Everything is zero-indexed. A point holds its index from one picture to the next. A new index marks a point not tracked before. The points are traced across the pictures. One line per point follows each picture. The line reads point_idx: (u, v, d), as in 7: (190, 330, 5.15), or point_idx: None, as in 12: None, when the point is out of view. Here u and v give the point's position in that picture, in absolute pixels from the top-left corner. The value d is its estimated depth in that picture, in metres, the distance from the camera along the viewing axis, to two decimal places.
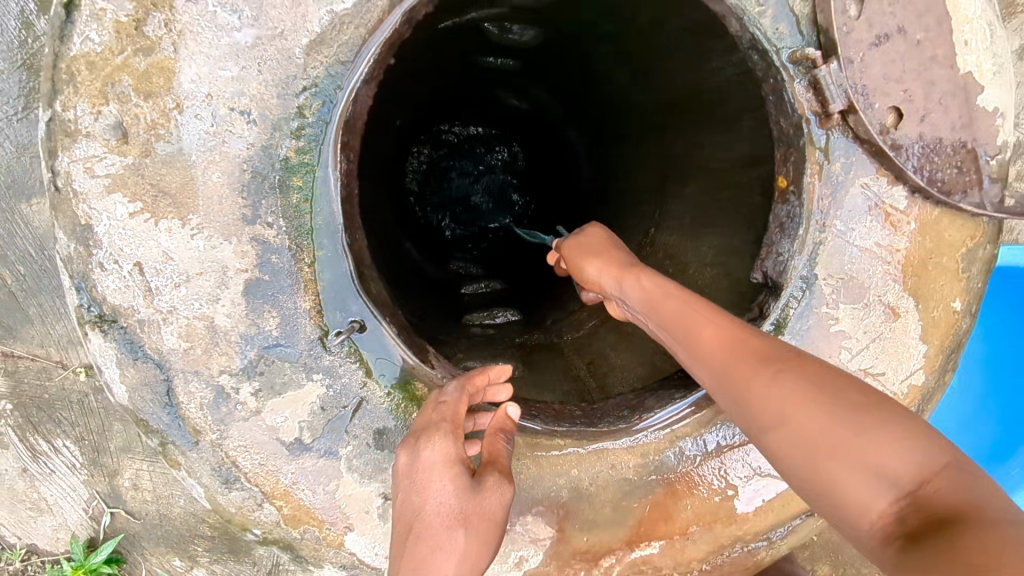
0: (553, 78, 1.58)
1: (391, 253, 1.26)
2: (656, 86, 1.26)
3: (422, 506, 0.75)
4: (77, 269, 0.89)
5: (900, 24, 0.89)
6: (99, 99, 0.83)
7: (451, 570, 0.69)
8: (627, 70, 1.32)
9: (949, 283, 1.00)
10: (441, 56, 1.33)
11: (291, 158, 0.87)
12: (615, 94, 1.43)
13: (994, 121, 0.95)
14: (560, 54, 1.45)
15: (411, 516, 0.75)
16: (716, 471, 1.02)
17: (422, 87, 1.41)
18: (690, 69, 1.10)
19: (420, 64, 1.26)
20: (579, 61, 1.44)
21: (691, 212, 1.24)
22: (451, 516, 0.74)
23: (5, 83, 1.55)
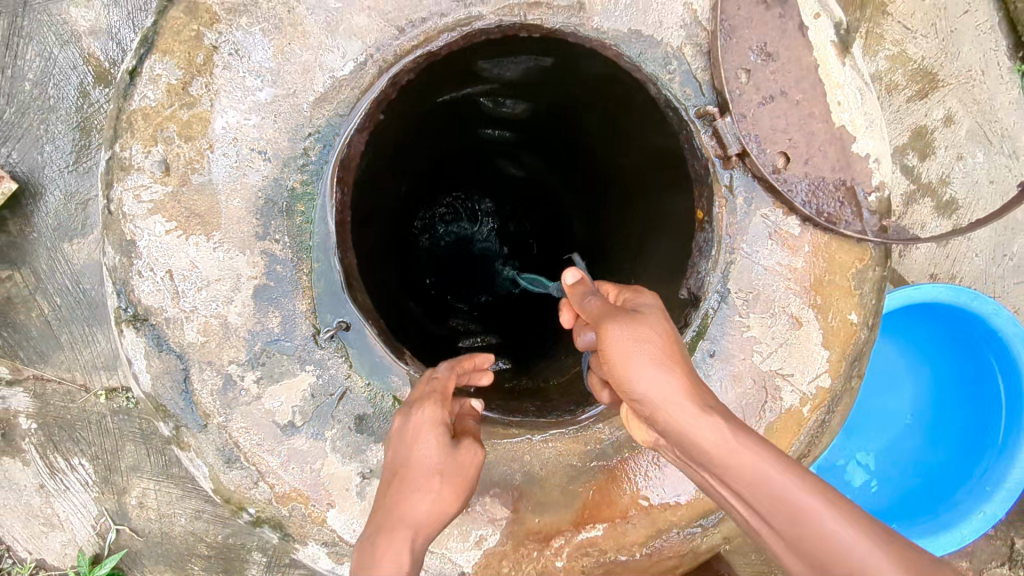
0: (546, 146, 1.73)
1: (392, 305, 1.32)
2: (635, 155, 1.41)
3: (410, 454, 0.90)
4: (119, 276, 1.09)
5: (782, 87, 1.12)
6: (150, 142, 1.06)
7: (424, 508, 0.84)
8: (609, 139, 1.49)
9: (844, 298, 1.18)
10: (441, 120, 1.54)
11: (297, 188, 1.10)
12: (601, 164, 1.59)
13: (870, 165, 1.17)
14: (549, 128, 1.65)
15: (399, 462, 0.91)
16: (651, 461, 1.18)
17: (425, 148, 1.61)
18: (658, 137, 1.24)
19: (417, 128, 1.45)
20: (566, 133, 1.64)
21: (662, 265, 1.32)
22: (434, 466, 0.88)
23: (61, 141, 1.82)
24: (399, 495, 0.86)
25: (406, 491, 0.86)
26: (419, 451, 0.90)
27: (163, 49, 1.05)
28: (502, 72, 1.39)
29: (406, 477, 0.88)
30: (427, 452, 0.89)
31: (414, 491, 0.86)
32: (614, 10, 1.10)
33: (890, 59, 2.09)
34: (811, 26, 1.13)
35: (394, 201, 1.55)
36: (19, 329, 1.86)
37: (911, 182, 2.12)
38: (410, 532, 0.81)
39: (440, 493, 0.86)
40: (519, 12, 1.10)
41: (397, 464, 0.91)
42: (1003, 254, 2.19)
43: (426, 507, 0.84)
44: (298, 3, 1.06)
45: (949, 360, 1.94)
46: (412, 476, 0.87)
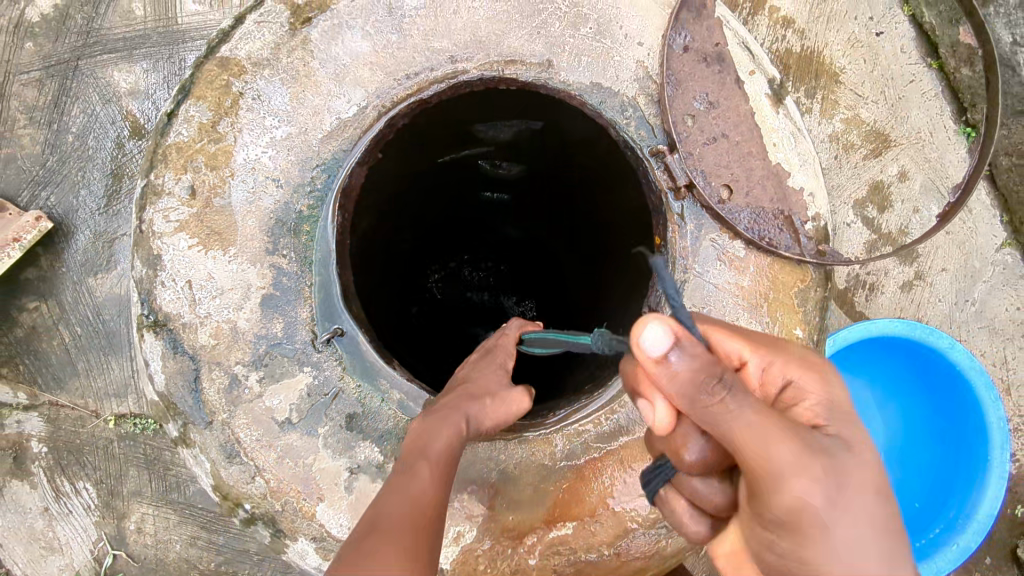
0: (541, 206, 1.89)
1: (389, 343, 1.44)
2: (620, 214, 1.54)
3: (474, 374, 1.14)
4: (144, 287, 1.24)
5: (724, 130, 1.31)
6: (180, 171, 1.24)
7: (475, 407, 1.03)
8: (597, 200, 1.63)
9: (789, 314, 1.32)
10: (443, 178, 1.73)
11: (303, 211, 1.27)
12: (591, 223, 1.72)
13: (804, 197, 1.34)
14: (540, 190, 1.82)
15: (467, 379, 1.13)
16: (617, 462, 1.28)
17: (429, 206, 1.79)
18: (633, 191, 1.40)
19: (414, 181, 1.61)
20: (557, 195, 1.80)
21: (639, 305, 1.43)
22: (492, 381, 1.11)
23: (95, 187, 2.03)
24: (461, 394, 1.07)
25: (466, 389, 1.08)
26: (481, 372, 1.14)
27: (197, 95, 1.25)
28: (495, 133, 1.58)
29: (465, 384, 1.10)
30: (492, 376, 1.13)
31: (474, 393, 1.07)
32: (578, 66, 1.31)
33: (844, 122, 2.31)
34: (746, 80, 1.34)
35: (397, 250, 1.71)
36: (40, 356, 2.00)
37: (872, 231, 2.29)
38: (464, 413, 1.01)
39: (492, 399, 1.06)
40: (498, 67, 1.30)
41: (462, 380, 1.14)
42: (966, 299, 2.31)
43: (479, 407, 1.03)
44: (312, 58, 1.27)
45: (912, 396, 2.05)
46: (474, 384, 1.10)
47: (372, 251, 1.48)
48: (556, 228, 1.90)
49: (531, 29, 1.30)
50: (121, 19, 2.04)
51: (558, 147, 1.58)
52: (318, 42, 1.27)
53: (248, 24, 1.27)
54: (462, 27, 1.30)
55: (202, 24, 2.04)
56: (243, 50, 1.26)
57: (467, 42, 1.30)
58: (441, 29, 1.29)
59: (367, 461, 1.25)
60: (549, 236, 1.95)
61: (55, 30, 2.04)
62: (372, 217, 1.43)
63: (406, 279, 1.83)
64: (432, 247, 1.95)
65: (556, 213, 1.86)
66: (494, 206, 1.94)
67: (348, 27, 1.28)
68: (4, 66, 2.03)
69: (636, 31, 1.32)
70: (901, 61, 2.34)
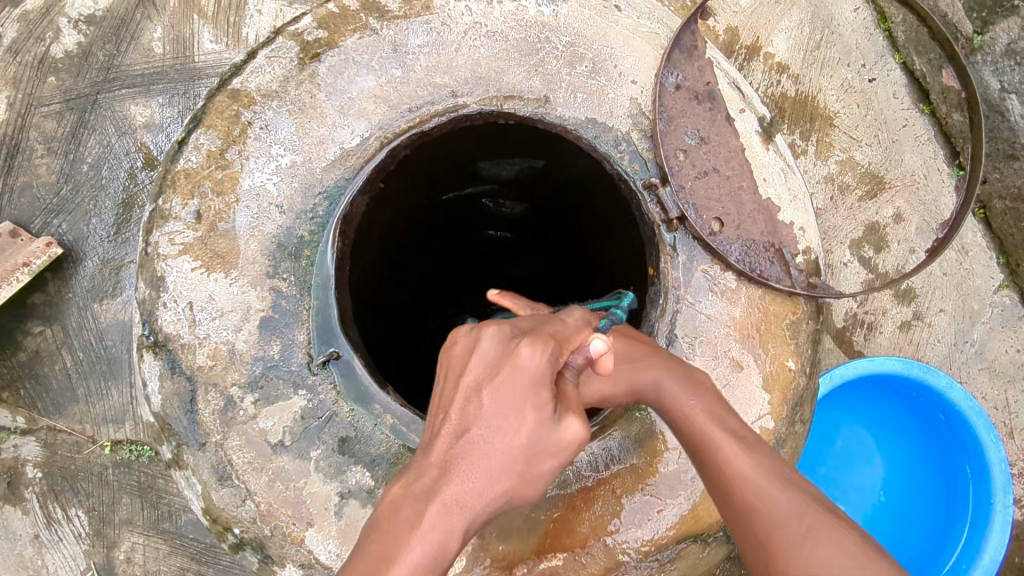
0: (543, 246, 1.92)
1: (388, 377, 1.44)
2: (620, 248, 1.55)
3: (479, 416, 0.71)
4: (146, 308, 1.27)
5: (715, 165, 1.38)
6: (187, 196, 1.28)
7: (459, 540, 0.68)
8: (596, 235, 1.65)
9: (781, 346, 1.33)
10: (445, 214, 1.77)
11: (305, 236, 1.30)
12: (590, 263, 1.74)
13: (795, 231, 1.38)
14: (541, 227, 1.85)
15: (458, 450, 0.70)
16: (609, 492, 1.27)
17: (432, 242, 1.83)
18: (628, 226, 1.43)
19: (415, 215, 1.64)
20: (557, 231, 1.83)
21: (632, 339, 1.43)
22: (513, 453, 0.70)
23: (106, 215, 2.08)
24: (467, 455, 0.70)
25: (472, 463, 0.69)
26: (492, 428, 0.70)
27: (207, 124, 1.31)
28: (497, 171, 1.63)
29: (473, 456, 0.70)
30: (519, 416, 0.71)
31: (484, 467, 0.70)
32: (574, 102, 1.36)
33: (839, 164, 2.36)
34: (736, 117, 1.40)
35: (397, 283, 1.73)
36: (41, 381, 2.01)
37: (869, 271, 2.31)
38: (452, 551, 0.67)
39: (503, 486, 0.70)
40: (496, 102, 1.35)
41: (463, 424, 0.70)
42: (964, 340, 2.30)
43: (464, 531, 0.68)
44: (318, 91, 1.33)
45: (899, 430, 2.06)
46: (486, 448, 0.70)
47: (371, 282, 1.51)
48: (556, 268, 1.93)
49: (529, 67, 1.36)
50: (141, 56, 2.14)
51: (559, 185, 1.62)
52: (325, 76, 1.33)
53: (260, 59, 1.33)
54: (463, 64, 1.36)
55: (217, 62, 2.14)
56: (254, 83, 1.32)
57: (467, 78, 1.36)
58: (443, 66, 1.36)
59: (358, 486, 1.24)
60: (550, 277, 1.97)
61: (77, 66, 2.13)
62: (372, 247, 1.48)
63: (408, 311, 1.85)
64: (435, 283, 1.98)
65: (557, 254, 1.89)
66: (496, 242, 1.98)
67: (354, 63, 1.34)
68: (25, 99, 2.11)
69: (630, 71, 1.38)
70: (893, 107, 2.40)
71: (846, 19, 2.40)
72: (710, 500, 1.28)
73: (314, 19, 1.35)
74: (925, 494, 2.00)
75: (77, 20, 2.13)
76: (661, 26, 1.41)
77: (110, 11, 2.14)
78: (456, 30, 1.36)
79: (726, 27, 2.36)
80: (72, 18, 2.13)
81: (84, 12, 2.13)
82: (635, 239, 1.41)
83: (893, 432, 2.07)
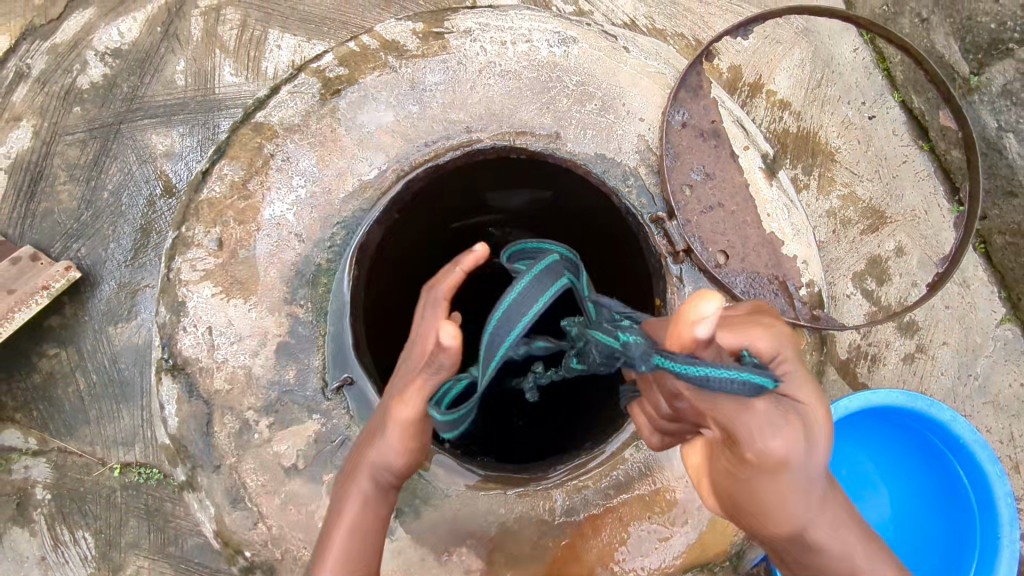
0: None
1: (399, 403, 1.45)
2: (629, 277, 1.58)
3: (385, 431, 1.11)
4: (167, 332, 1.30)
5: (720, 200, 1.43)
6: (211, 224, 1.33)
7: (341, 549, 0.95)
8: (604, 263, 1.69)
9: None
10: (455, 245, 1.81)
11: (322, 265, 1.34)
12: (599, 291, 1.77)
13: (797, 264, 1.41)
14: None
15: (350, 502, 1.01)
16: (616, 520, 1.28)
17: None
18: (637, 257, 1.46)
19: (426, 245, 1.68)
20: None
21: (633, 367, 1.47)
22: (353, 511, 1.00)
23: (124, 240, 2.14)
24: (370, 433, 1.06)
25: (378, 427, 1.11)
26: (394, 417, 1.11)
27: (231, 156, 1.36)
28: (506, 202, 1.68)
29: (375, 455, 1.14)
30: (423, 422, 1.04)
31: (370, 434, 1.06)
32: (584, 138, 1.41)
33: (841, 198, 2.41)
34: (740, 154, 1.45)
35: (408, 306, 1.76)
36: (54, 403, 2.04)
37: (872, 303, 2.34)
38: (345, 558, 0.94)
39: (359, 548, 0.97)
40: (509, 137, 1.41)
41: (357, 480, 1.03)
42: (968, 373, 2.32)
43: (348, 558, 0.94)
44: (339, 125, 1.39)
45: (901, 460, 2.07)
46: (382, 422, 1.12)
47: (383, 309, 1.54)
48: None
49: (541, 104, 1.42)
50: (163, 88, 2.22)
51: (568, 216, 1.66)
52: (345, 111, 1.39)
53: (283, 94, 1.39)
54: (478, 102, 1.42)
55: (237, 94, 2.22)
56: (277, 117, 1.38)
57: (481, 114, 1.41)
58: (458, 102, 1.41)
59: None
60: None
61: (102, 97, 2.21)
62: (385, 275, 1.51)
63: None
64: None
65: None
66: None
67: (373, 99, 1.40)
68: (50, 127, 2.18)
69: (638, 109, 1.43)
70: (893, 143, 2.46)
71: (845, 59, 2.47)
72: (717, 530, 1.30)
73: (336, 57, 1.42)
74: (928, 522, 2.01)
75: (104, 53, 2.22)
76: (667, 67, 1.47)
77: (136, 46, 2.23)
78: (471, 69, 1.42)
79: (728, 66, 2.43)
80: (99, 51, 2.22)
81: (111, 46, 2.22)
82: (644, 270, 1.44)
83: (898, 464, 2.07)
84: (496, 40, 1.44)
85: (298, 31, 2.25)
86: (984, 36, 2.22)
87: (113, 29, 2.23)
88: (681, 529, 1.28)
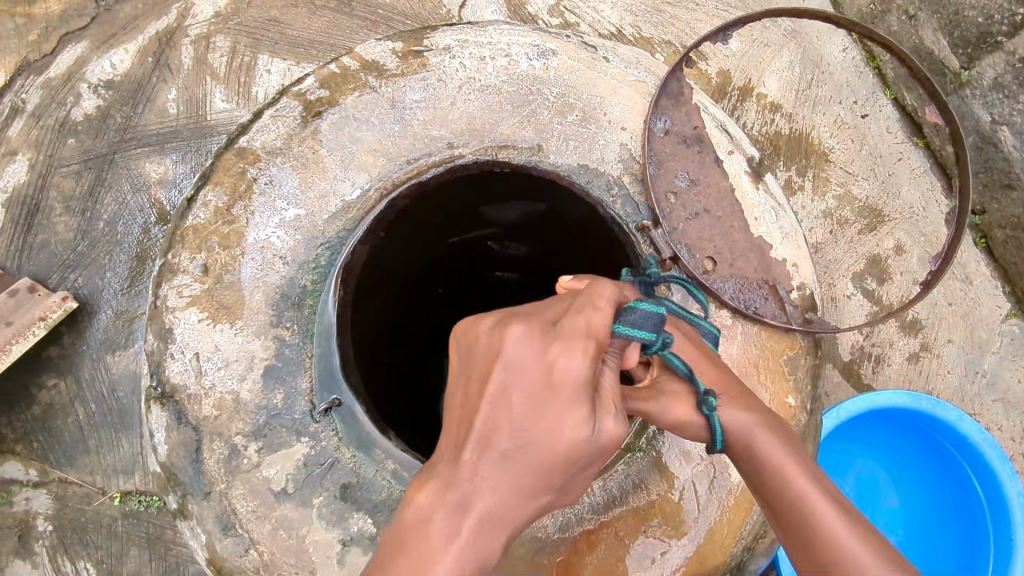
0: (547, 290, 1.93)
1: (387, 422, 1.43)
2: None
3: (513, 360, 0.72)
4: (155, 359, 1.30)
5: (705, 206, 1.42)
6: (196, 250, 1.33)
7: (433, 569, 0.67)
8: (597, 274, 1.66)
9: (779, 382, 1.33)
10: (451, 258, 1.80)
11: (307, 286, 1.34)
12: None
13: (787, 268, 1.40)
14: (544, 268, 1.84)
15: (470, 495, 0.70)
16: (613, 533, 1.25)
17: (444, 283, 1.87)
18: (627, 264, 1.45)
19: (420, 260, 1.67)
20: (557, 272, 1.84)
21: None
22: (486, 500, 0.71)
23: (120, 269, 2.15)
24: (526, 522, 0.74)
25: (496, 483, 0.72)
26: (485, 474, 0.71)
27: (215, 181, 1.36)
28: (502, 215, 1.66)
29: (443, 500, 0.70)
30: (563, 500, 0.81)
31: (513, 534, 0.73)
32: (566, 149, 1.41)
33: (837, 199, 2.39)
34: (725, 159, 1.44)
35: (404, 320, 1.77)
36: (54, 433, 2.04)
37: (873, 303, 2.31)
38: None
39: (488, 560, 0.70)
40: (491, 152, 1.41)
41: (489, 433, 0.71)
42: (975, 370, 2.28)
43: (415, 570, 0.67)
44: (320, 147, 1.39)
45: (904, 464, 2.03)
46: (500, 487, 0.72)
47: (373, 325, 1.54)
48: None
49: (521, 117, 1.42)
50: (156, 116, 2.25)
51: (560, 227, 1.65)
52: (327, 133, 1.39)
53: (265, 118, 1.40)
54: (458, 117, 1.42)
55: (228, 120, 2.24)
56: (259, 140, 1.39)
57: (463, 130, 1.41)
58: (439, 119, 1.41)
59: (360, 533, 1.24)
60: None
61: (95, 128, 2.24)
62: (375, 291, 1.51)
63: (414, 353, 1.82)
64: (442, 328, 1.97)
65: None
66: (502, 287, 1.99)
67: (354, 119, 1.40)
68: (46, 160, 2.21)
69: (620, 117, 1.43)
70: (887, 141, 2.44)
71: (835, 59, 2.46)
72: (716, 541, 1.27)
73: (317, 80, 1.43)
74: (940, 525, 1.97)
75: (96, 85, 2.24)
76: (648, 75, 1.46)
77: (128, 76, 2.26)
78: (451, 85, 1.43)
79: (717, 71, 2.43)
80: (92, 83, 2.25)
81: (103, 77, 2.25)
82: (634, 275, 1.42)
83: (904, 466, 2.03)
84: (475, 55, 1.44)
85: (287, 55, 2.28)
86: (972, 30, 2.20)
87: (106, 60, 2.26)
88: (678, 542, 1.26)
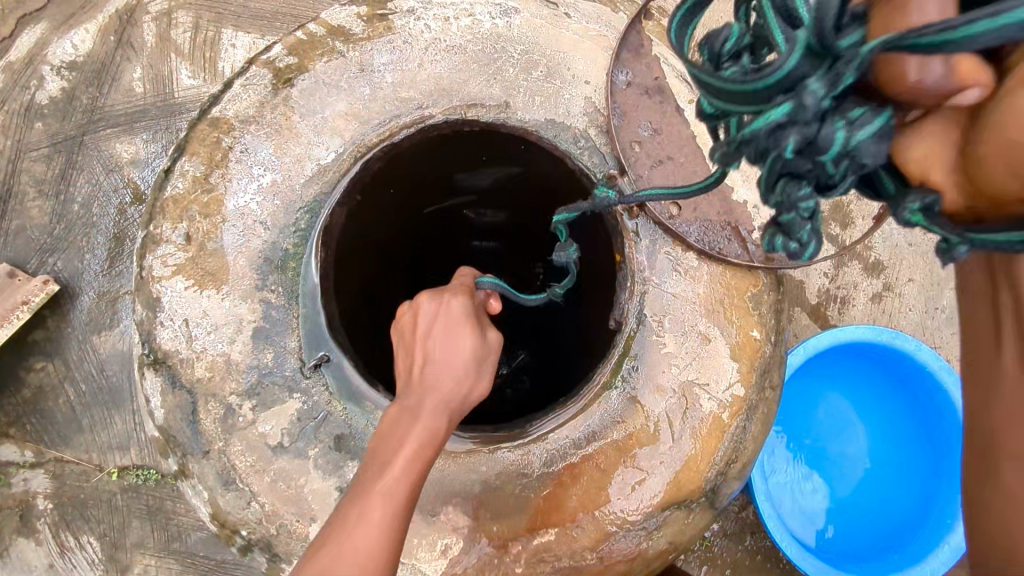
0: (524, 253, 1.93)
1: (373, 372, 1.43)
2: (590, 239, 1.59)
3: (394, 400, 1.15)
4: (145, 328, 1.34)
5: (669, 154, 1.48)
6: (177, 220, 1.36)
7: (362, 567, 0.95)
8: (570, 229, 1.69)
9: (744, 317, 1.41)
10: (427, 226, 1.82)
11: (289, 250, 1.39)
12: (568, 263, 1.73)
13: (748, 210, 1.47)
14: (526, 235, 1.87)
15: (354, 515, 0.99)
16: (594, 464, 1.34)
17: (433, 253, 1.92)
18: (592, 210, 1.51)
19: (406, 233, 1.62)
20: (537, 236, 1.87)
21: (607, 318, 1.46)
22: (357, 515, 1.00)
23: (98, 251, 2.16)
24: (379, 470, 1.03)
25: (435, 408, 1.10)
26: (448, 338, 1.15)
27: (191, 152, 1.39)
28: (475, 181, 1.71)
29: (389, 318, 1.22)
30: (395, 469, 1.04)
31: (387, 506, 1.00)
32: (533, 105, 1.46)
33: None
34: (685, 107, 1.49)
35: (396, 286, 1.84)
36: (46, 415, 2.07)
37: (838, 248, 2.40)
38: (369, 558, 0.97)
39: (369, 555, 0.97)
40: (460, 111, 1.45)
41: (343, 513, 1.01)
42: (935, 306, 2.40)
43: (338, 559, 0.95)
44: (293, 113, 1.42)
45: (870, 397, 2.15)
46: (438, 377, 1.12)
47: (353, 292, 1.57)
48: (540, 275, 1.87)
49: (488, 76, 1.46)
50: (122, 96, 2.24)
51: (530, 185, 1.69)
52: (298, 99, 1.42)
53: (235, 88, 1.42)
54: (427, 79, 1.45)
55: (196, 96, 2.24)
56: (231, 110, 1.41)
57: (431, 90, 1.45)
58: (408, 80, 1.45)
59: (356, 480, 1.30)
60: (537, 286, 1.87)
61: (61, 110, 2.22)
62: (355, 256, 1.56)
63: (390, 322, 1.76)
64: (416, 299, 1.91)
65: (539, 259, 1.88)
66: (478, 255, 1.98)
67: (325, 85, 1.43)
68: (15, 145, 2.20)
69: (583, 72, 1.47)
70: None
71: None
72: (692, 468, 1.36)
73: (284, 47, 1.45)
74: (906, 456, 2.08)
75: (60, 67, 2.23)
76: (608, 28, 1.51)
77: (91, 57, 2.24)
78: (417, 47, 1.46)
79: None
80: (55, 65, 2.23)
81: (66, 59, 2.23)
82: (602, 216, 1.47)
83: (872, 398, 2.15)
84: (439, 17, 1.47)
85: (251, 28, 2.27)
86: None
87: (67, 41, 2.24)
88: (655, 468, 1.34)
